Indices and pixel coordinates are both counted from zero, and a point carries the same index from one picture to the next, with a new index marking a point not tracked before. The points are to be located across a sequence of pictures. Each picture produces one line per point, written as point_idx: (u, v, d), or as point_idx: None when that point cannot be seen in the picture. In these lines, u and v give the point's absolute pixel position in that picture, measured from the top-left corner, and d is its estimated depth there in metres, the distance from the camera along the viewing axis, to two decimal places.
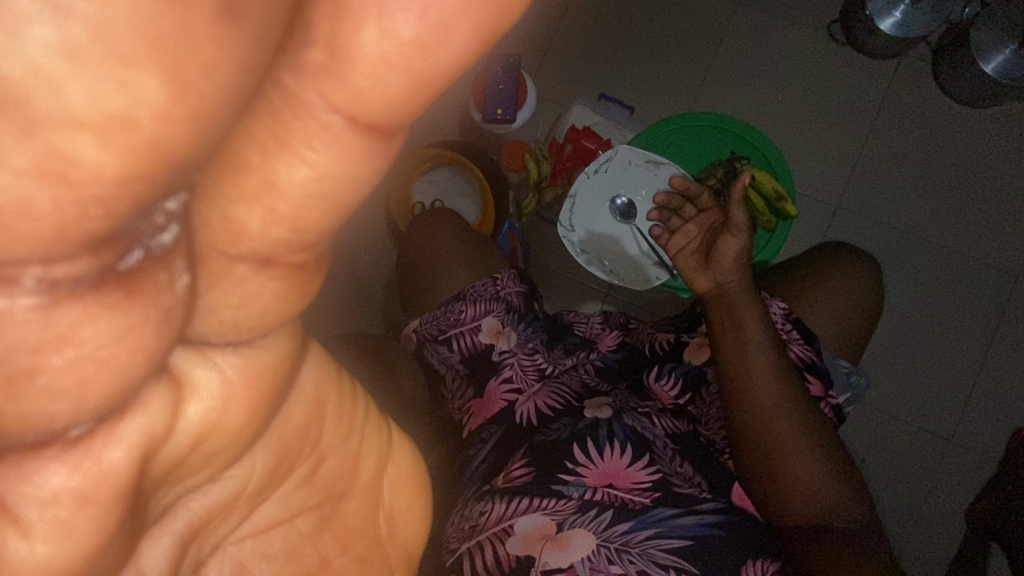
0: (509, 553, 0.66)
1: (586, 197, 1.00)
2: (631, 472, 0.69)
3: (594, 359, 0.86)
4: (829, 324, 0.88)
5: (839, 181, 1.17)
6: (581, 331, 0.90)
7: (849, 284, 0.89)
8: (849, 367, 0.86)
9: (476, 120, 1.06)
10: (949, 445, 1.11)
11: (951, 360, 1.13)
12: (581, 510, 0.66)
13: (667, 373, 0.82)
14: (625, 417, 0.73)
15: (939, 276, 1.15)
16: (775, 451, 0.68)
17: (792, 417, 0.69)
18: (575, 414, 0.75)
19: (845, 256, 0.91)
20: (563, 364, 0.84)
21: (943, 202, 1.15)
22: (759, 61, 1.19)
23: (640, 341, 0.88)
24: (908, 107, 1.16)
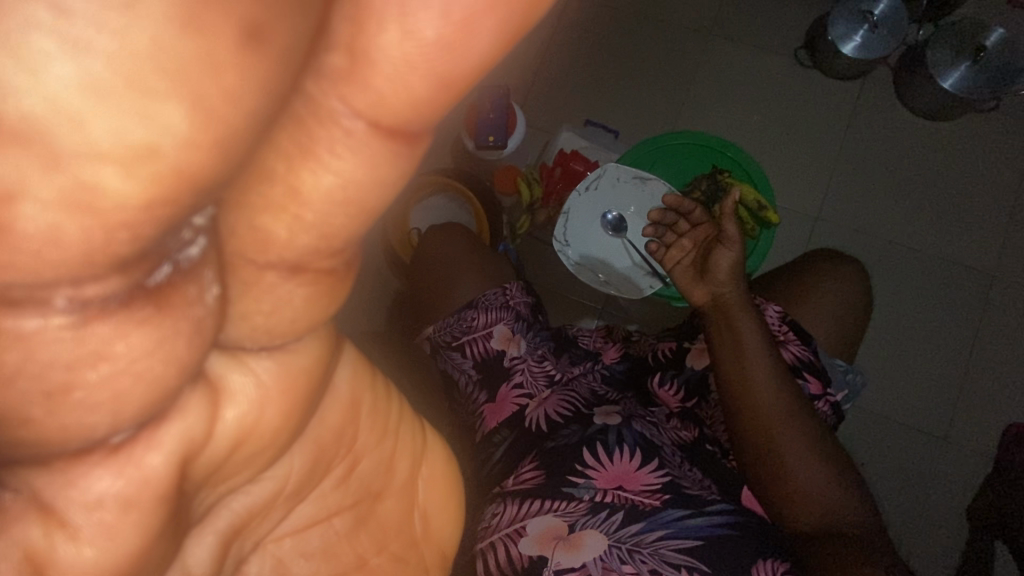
0: (522, 552, 0.67)
1: (579, 213, 0.99)
2: (640, 474, 0.71)
3: (601, 368, 0.87)
4: (829, 326, 0.89)
5: (815, 193, 1.21)
6: (586, 344, 0.91)
7: (847, 287, 0.91)
8: (845, 367, 0.85)
9: (469, 147, 1.14)
10: (960, 456, 1.09)
11: (944, 364, 1.13)
12: (593, 511, 0.67)
13: (669, 378, 0.85)
14: (634, 423, 0.75)
15: (933, 283, 1.16)
16: (775, 454, 0.69)
17: (791, 422, 0.70)
18: (584, 420, 0.77)
19: (834, 263, 0.94)
20: (573, 369, 0.86)
21: (928, 209, 1.18)
22: (736, 83, 1.26)
23: (646, 350, 0.90)
24: (874, 121, 1.22)
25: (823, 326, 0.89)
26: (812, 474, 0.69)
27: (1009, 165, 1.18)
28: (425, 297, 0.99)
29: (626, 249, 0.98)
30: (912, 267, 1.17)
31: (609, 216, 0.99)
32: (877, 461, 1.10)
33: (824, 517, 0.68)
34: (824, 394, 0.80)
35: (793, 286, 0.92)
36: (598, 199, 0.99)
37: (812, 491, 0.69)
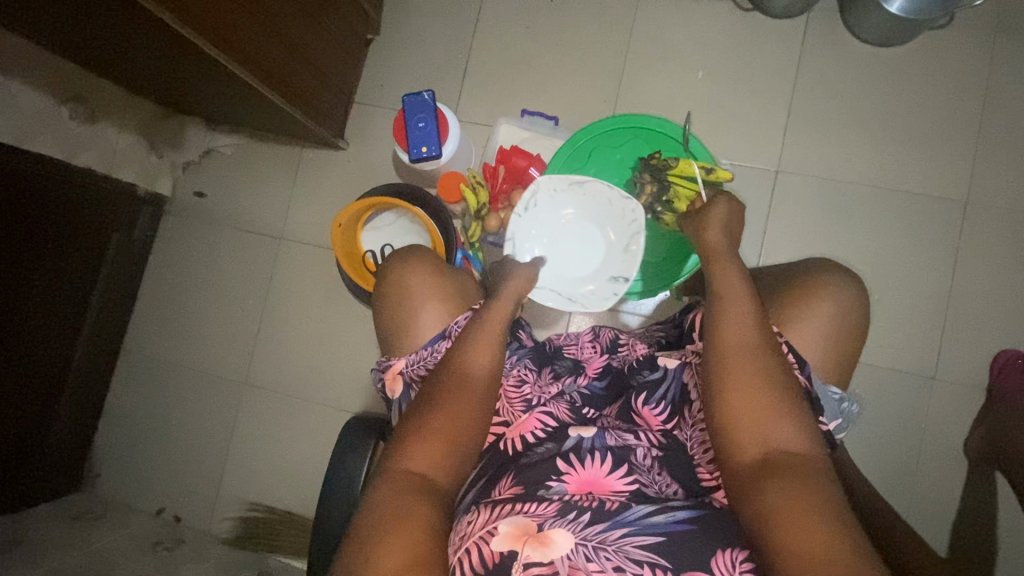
0: (492, 550, 0.56)
1: (526, 235, 0.94)
2: (610, 480, 0.65)
3: (581, 386, 0.80)
4: (825, 347, 0.74)
5: (773, 145, 1.16)
6: (572, 355, 0.86)
7: (853, 298, 0.75)
8: (839, 394, 0.74)
9: (405, 161, 1.09)
10: (953, 393, 1.07)
11: (920, 300, 1.10)
12: (562, 513, 0.58)
13: (655, 398, 0.75)
14: (606, 434, 0.70)
15: (905, 220, 1.12)
16: (739, 377, 0.63)
17: (763, 356, 0.64)
18: (559, 436, 0.71)
19: (823, 266, 0.79)
20: (551, 390, 0.79)
21: (892, 144, 1.13)
22: (676, 44, 1.20)
23: (626, 361, 0.83)
24: (824, 57, 1.16)
25: (815, 348, 0.74)
26: (785, 420, 0.61)
27: (971, 81, 1.12)
28: (390, 334, 0.83)
29: (584, 259, 0.95)
30: (881, 207, 1.12)
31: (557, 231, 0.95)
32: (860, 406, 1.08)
33: (779, 459, 0.59)
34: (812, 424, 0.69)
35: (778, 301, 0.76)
36: (540, 216, 0.95)
37: (764, 429, 0.60)
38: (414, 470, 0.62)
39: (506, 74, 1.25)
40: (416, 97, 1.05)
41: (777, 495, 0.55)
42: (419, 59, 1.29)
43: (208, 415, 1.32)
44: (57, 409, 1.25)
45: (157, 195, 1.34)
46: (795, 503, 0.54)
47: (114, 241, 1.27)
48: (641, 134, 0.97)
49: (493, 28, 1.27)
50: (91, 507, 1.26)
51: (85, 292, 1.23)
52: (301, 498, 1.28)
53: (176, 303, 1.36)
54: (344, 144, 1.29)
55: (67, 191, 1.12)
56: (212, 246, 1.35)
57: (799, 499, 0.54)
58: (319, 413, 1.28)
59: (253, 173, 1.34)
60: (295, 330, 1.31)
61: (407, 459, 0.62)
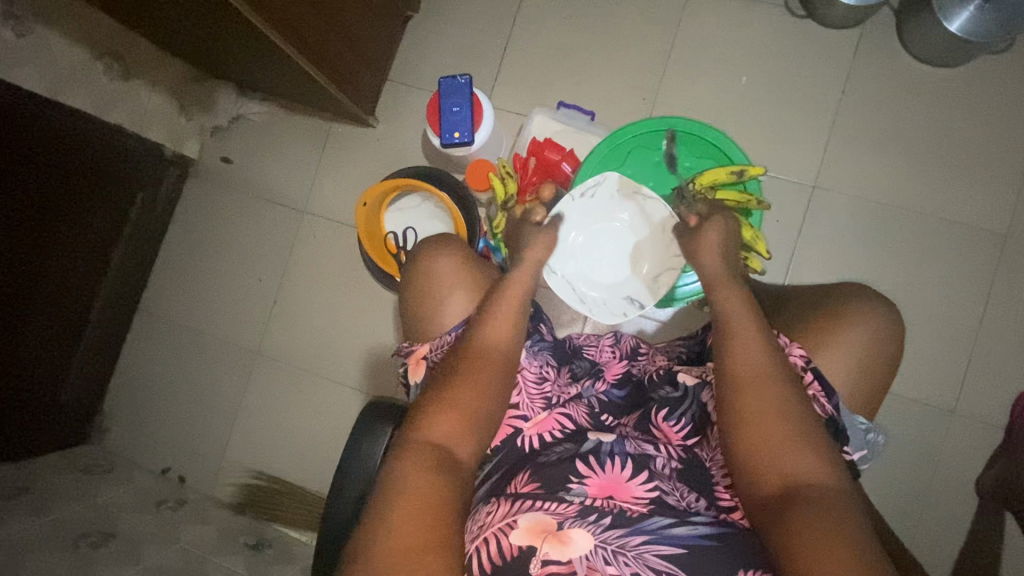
0: (511, 543, 0.56)
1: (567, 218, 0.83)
2: (630, 486, 0.63)
3: (600, 391, 0.79)
4: (857, 374, 0.72)
5: (812, 160, 1.13)
6: (591, 357, 0.86)
7: (882, 328, 0.73)
8: (867, 425, 0.73)
9: (436, 145, 1.07)
10: (972, 429, 1.05)
11: (947, 331, 1.07)
12: (581, 514, 0.58)
13: (676, 414, 0.74)
14: (626, 441, 0.69)
15: (940, 248, 1.09)
16: (755, 409, 0.62)
17: (783, 387, 0.62)
18: (578, 438, 0.70)
19: (864, 293, 0.76)
20: (570, 391, 0.78)
21: (936, 169, 1.10)
22: (722, 47, 1.17)
23: (645, 373, 0.82)
24: (875, 73, 1.12)
25: (847, 376, 0.72)
26: (807, 452, 0.59)
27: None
28: (416, 319, 0.83)
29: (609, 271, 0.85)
30: (916, 234, 1.09)
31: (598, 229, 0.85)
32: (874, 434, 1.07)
33: (800, 490, 0.57)
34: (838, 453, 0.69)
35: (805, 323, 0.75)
36: (589, 207, 0.85)
37: (785, 460, 0.59)
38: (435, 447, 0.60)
39: (545, 64, 1.23)
40: (452, 80, 1.03)
41: (797, 528, 0.54)
42: (458, 41, 1.27)
43: (218, 381, 1.33)
44: (71, 361, 1.26)
45: (184, 157, 1.34)
46: (816, 535, 0.53)
47: (139, 199, 1.27)
48: (680, 142, 0.93)
49: (536, 15, 1.24)
50: (97, 461, 1.28)
51: (105, 250, 1.24)
52: (303, 471, 1.29)
53: (195, 267, 1.36)
54: (375, 122, 1.27)
55: (98, 149, 1.12)
56: (235, 214, 1.35)
57: (823, 530, 0.53)
58: (329, 389, 1.29)
59: (281, 143, 1.33)
60: (312, 304, 1.31)
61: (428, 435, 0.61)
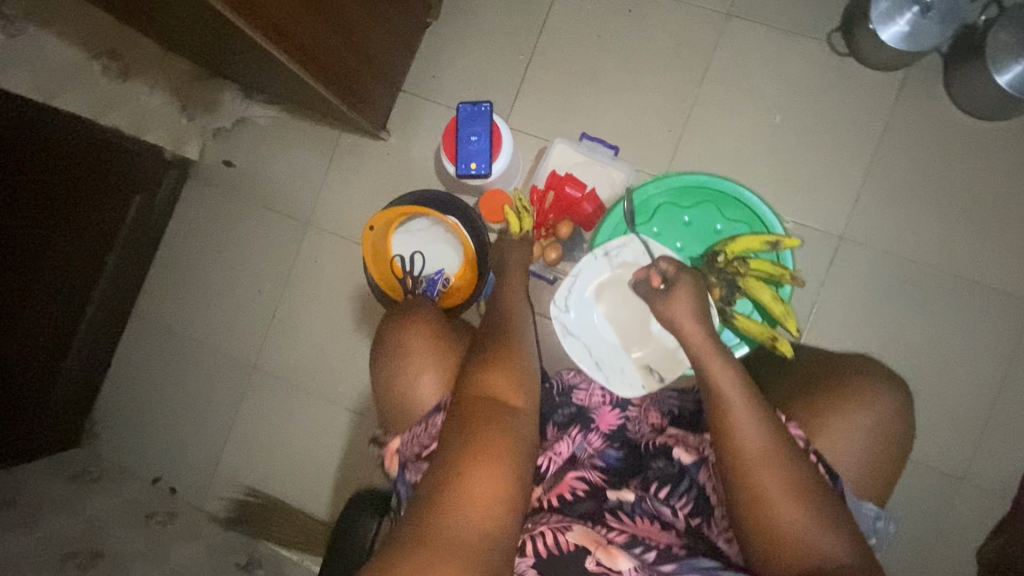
0: (568, 538, 0.56)
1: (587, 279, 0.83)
2: (662, 533, 0.60)
3: (595, 452, 0.69)
4: (863, 461, 0.64)
5: (841, 209, 1.08)
6: (580, 402, 0.75)
7: (894, 410, 0.65)
8: (875, 512, 0.64)
9: (450, 172, 1.01)
10: (983, 497, 1.02)
11: (963, 396, 1.04)
12: (629, 543, 0.57)
13: (677, 492, 0.65)
14: (644, 499, 0.64)
15: (968, 309, 1.05)
16: (768, 493, 0.57)
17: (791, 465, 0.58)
18: (596, 493, 0.64)
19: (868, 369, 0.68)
20: (562, 452, 0.68)
21: (969, 227, 1.05)
22: (757, 82, 1.11)
23: (642, 434, 0.72)
24: (916, 121, 1.06)
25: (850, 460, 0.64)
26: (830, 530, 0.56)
27: None
28: (390, 405, 0.71)
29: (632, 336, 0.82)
30: (942, 294, 1.06)
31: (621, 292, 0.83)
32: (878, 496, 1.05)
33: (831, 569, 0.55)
34: None
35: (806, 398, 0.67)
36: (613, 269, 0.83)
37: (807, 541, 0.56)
38: (479, 422, 0.59)
39: (568, 86, 1.16)
40: (473, 107, 0.98)
41: None
42: (478, 55, 1.20)
43: (214, 392, 1.30)
44: (61, 367, 1.22)
45: (184, 158, 1.27)
46: None
47: (135, 202, 1.21)
48: (712, 200, 0.88)
49: (562, 32, 1.17)
50: (87, 468, 1.26)
51: (99, 255, 1.19)
52: (294, 490, 1.26)
53: (192, 273, 1.31)
54: (386, 136, 1.21)
55: (95, 154, 1.06)
56: (236, 220, 1.30)
57: None
58: (325, 409, 1.25)
59: (287, 150, 1.27)
60: (312, 320, 1.27)
61: (469, 413, 0.60)
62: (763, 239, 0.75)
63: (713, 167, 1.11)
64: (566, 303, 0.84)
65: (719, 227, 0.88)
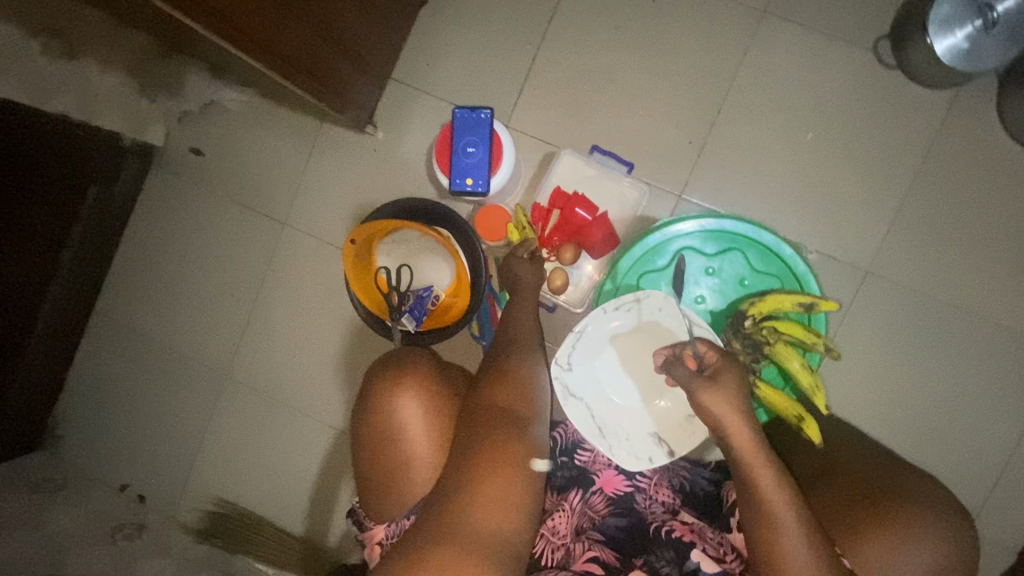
0: None
1: (597, 332, 0.76)
2: None
3: (601, 528, 0.61)
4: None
5: (871, 240, 0.99)
6: (585, 464, 0.67)
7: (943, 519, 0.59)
8: None
9: (444, 185, 0.90)
10: (986, 552, 0.99)
11: (982, 446, 0.99)
12: None
13: None
14: None
15: (995, 358, 0.98)
16: None
17: None
18: (610, 575, 0.56)
19: (902, 475, 0.63)
20: (559, 528, 0.61)
21: (1007, 266, 0.97)
22: (789, 91, 0.99)
23: (651, 511, 0.64)
24: (960, 147, 0.96)
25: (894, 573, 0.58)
26: None
27: None
28: (370, 467, 0.66)
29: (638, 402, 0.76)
30: (970, 337, 0.98)
31: (631, 352, 0.77)
32: None
33: None
34: None
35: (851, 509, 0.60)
36: (627, 325, 0.77)
37: None
38: (484, 515, 0.53)
39: (578, 84, 1.04)
40: (471, 114, 0.87)
41: None
42: (478, 43, 1.06)
43: (184, 399, 1.22)
44: (16, 372, 1.12)
45: (147, 145, 1.14)
46: None
47: (91, 195, 1.08)
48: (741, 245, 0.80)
49: (574, 22, 1.04)
50: (50, 475, 1.19)
51: (55, 253, 1.07)
52: (271, 504, 1.20)
53: (160, 270, 1.21)
54: (373, 130, 1.09)
55: (35, 144, 0.93)
56: (206, 216, 1.18)
57: None
58: (303, 422, 1.18)
59: (263, 140, 1.14)
60: (290, 329, 1.17)
61: (470, 509, 0.53)
62: (800, 300, 0.66)
63: (734, 186, 1.00)
64: (570, 360, 0.76)
65: (746, 279, 0.80)
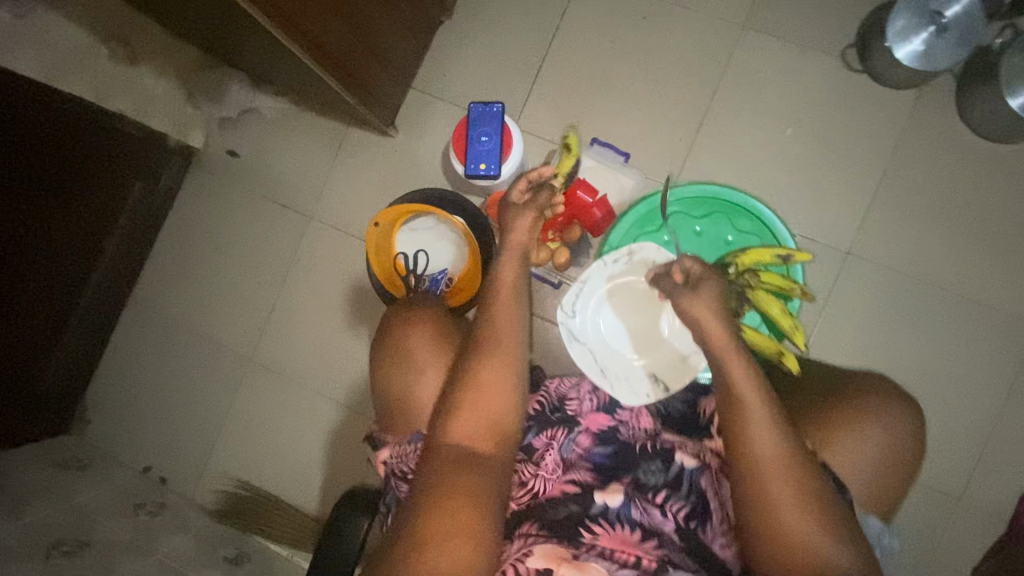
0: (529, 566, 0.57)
1: (596, 283, 0.87)
2: (643, 548, 0.60)
3: (585, 457, 0.69)
4: (874, 472, 0.63)
5: (849, 225, 1.07)
6: (567, 405, 0.74)
7: (895, 411, 0.65)
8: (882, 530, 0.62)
9: (459, 173, 1.00)
10: (976, 520, 1.03)
11: (964, 417, 1.05)
12: (605, 555, 0.58)
13: (676, 497, 0.64)
14: (635, 505, 0.63)
15: (971, 333, 1.05)
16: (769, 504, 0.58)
17: (798, 479, 0.58)
18: (582, 497, 0.64)
19: (859, 382, 0.68)
20: (549, 462, 0.69)
21: (976, 248, 1.05)
22: (768, 93, 1.11)
23: (635, 434, 0.71)
24: (926, 141, 1.06)
25: (859, 466, 0.63)
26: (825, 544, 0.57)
27: None
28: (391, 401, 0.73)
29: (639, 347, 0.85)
30: (946, 315, 1.05)
31: (629, 301, 0.87)
32: None
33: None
34: None
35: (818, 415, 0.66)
36: (623, 275, 0.87)
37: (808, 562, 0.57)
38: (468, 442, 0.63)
39: (579, 90, 1.16)
40: (484, 108, 0.97)
41: None
42: (489, 55, 1.19)
43: (208, 383, 1.29)
44: (55, 353, 1.20)
45: (188, 147, 1.26)
46: None
47: (136, 190, 1.19)
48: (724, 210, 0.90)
49: (575, 36, 1.17)
50: (77, 455, 1.25)
51: (98, 239, 1.17)
52: (288, 485, 1.25)
53: (192, 261, 1.30)
54: (394, 132, 1.20)
55: (93, 138, 1.04)
56: (238, 211, 1.28)
57: None
58: (321, 404, 1.24)
59: (294, 143, 1.25)
60: (311, 316, 1.26)
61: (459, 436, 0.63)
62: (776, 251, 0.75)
63: (722, 178, 1.10)
64: (574, 310, 0.87)
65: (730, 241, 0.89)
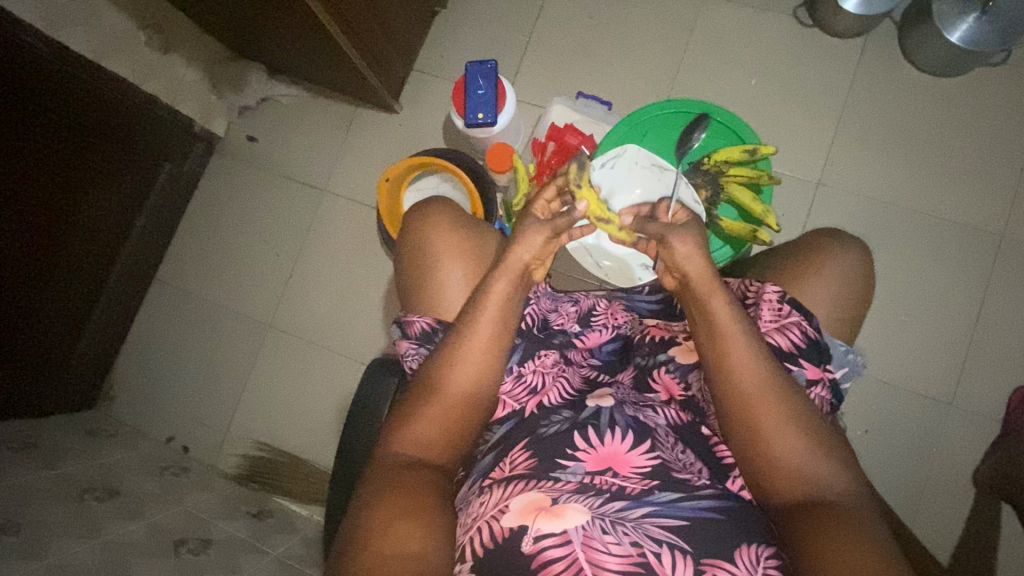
0: (503, 526, 0.57)
1: None
2: (631, 456, 0.63)
3: (588, 359, 0.80)
4: (836, 304, 0.73)
5: (816, 159, 1.18)
6: (557, 320, 0.82)
7: (843, 247, 0.75)
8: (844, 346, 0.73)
9: (460, 126, 1.13)
10: (968, 423, 1.07)
11: (945, 326, 1.11)
12: (580, 490, 0.59)
13: (676, 368, 0.76)
14: (626, 407, 0.69)
15: (940, 248, 1.13)
16: (754, 422, 0.63)
17: (774, 398, 0.64)
18: (576, 406, 0.70)
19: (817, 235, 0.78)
20: (548, 360, 0.77)
21: (935, 171, 1.15)
22: (733, 50, 1.24)
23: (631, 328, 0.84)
24: (877, 81, 1.18)
25: (823, 303, 0.73)
26: (802, 447, 0.62)
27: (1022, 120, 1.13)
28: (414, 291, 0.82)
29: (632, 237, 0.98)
30: (916, 233, 1.14)
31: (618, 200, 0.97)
32: (872, 421, 1.10)
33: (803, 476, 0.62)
34: (821, 377, 0.69)
35: (783, 269, 0.75)
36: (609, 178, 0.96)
37: (790, 461, 0.62)
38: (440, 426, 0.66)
39: (564, 60, 1.29)
40: (479, 65, 1.09)
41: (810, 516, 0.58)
42: (482, 36, 1.33)
43: (229, 352, 1.35)
44: (87, 325, 1.27)
45: (211, 133, 1.38)
46: (835, 531, 0.56)
47: (165, 170, 1.31)
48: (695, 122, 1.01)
49: (557, 14, 1.31)
50: (105, 426, 1.30)
51: (130, 216, 1.27)
52: (307, 445, 1.29)
53: (214, 240, 1.39)
54: (399, 108, 1.33)
55: (130, 117, 1.16)
56: (257, 190, 1.39)
57: (836, 516, 0.58)
58: (337, 363, 1.30)
59: (307, 125, 1.37)
60: (326, 281, 1.34)
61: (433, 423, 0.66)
62: (744, 149, 0.85)
63: None
64: None
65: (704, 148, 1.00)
